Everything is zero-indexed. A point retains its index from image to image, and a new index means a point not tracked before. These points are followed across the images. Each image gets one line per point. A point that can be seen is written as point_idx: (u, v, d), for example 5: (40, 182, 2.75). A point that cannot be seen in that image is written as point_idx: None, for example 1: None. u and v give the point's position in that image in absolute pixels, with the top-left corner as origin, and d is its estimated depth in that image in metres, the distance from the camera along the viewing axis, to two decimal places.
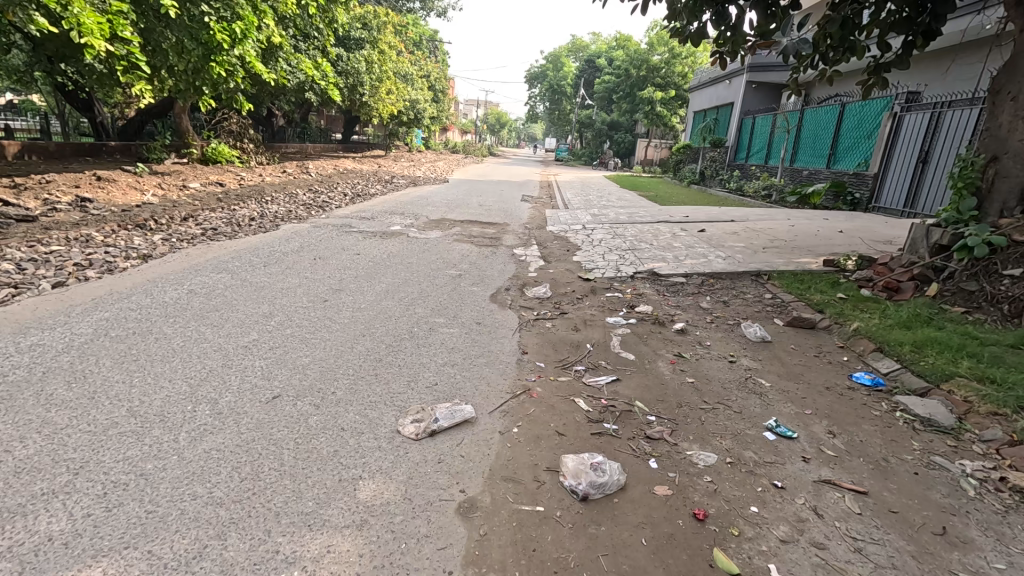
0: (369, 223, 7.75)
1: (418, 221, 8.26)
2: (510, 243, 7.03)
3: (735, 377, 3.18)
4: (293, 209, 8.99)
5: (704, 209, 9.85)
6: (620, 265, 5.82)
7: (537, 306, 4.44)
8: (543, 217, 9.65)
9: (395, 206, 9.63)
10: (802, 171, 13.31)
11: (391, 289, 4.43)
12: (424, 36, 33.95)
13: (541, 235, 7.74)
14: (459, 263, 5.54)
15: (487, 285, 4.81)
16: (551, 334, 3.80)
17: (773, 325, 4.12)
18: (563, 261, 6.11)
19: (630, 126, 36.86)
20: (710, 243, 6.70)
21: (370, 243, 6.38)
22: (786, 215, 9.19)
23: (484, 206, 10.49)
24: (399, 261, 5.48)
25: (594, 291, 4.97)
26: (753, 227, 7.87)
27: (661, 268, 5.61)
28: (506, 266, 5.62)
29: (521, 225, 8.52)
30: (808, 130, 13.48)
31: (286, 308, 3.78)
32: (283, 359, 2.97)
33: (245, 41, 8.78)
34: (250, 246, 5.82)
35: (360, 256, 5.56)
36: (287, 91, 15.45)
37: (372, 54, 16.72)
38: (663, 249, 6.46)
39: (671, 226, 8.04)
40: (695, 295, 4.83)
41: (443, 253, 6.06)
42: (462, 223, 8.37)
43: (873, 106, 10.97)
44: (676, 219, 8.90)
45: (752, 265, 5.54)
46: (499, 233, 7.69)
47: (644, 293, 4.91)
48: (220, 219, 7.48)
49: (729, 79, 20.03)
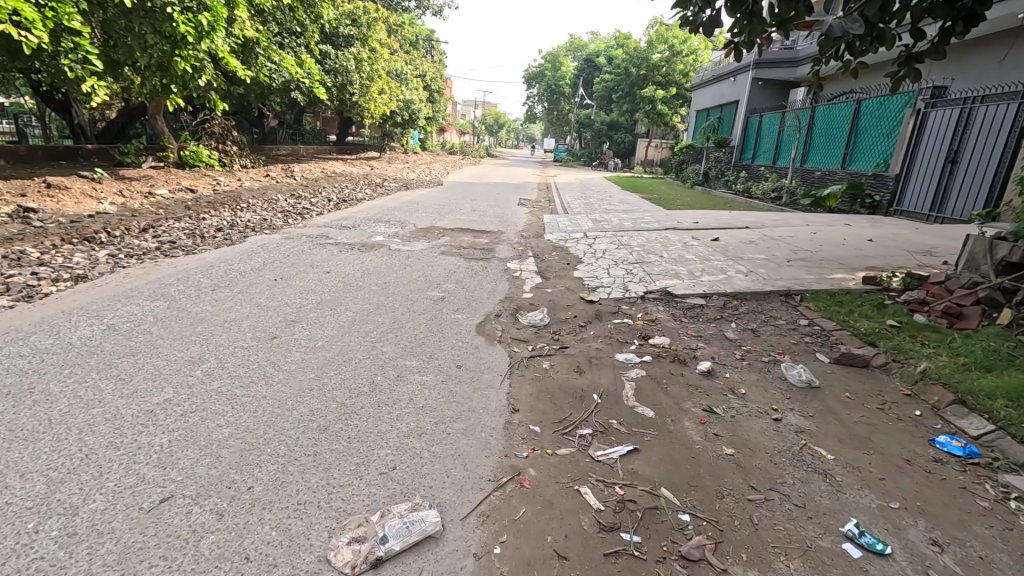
0: (349, 233, 7.04)
1: (403, 231, 7.56)
2: (503, 256, 6.32)
3: (786, 444, 2.47)
4: (269, 217, 8.28)
5: (714, 214, 9.16)
6: (627, 282, 5.11)
7: (531, 339, 3.74)
8: (540, 223, 8.97)
9: (380, 212, 8.93)
10: (815, 172, 12.65)
11: (359, 319, 3.72)
12: (420, 35, 33.24)
13: (537, 245, 7.05)
14: (443, 282, 4.83)
15: (474, 311, 4.11)
16: (549, 379, 3.08)
17: (816, 362, 3.42)
18: (562, 277, 5.41)
19: (630, 126, 36.25)
20: (726, 254, 6.00)
21: (346, 257, 5.67)
22: (803, 220, 8.51)
23: (478, 212, 9.81)
24: (375, 280, 4.77)
25: (599, 317, 4.27)
26: (771, 235, 7.18)
27: (674, 285, 4.91)
28: (498, 286, 4.91)
29: (516, 234, 7.82)
30: (820, 129, 12.83)
31: (221, 349, 3.06)
32: (192, 432, 2.25)
33: (214, 35, 8.07)
34: (206, 262, 5.10)
35: (331, 274, 4.85)
36: (272, 91, 14.75)
37: (362, 53, 16.04)
38: (674, 263, 5.76)
39: (680, 235, 7.35)
40: (717, 321, 4.13)
41: (426, 268, 5.36)
42: (452, 232, 7.66)
43: (893, 103, 10.33)
44: (685, 225, 8.21)
45: (779, 283, 4.83)
46: (492, 243, 6.99)
47: (657, 319, 4.21)
48: (183, 230, 6.76)
49: (733, 76, 19.35)
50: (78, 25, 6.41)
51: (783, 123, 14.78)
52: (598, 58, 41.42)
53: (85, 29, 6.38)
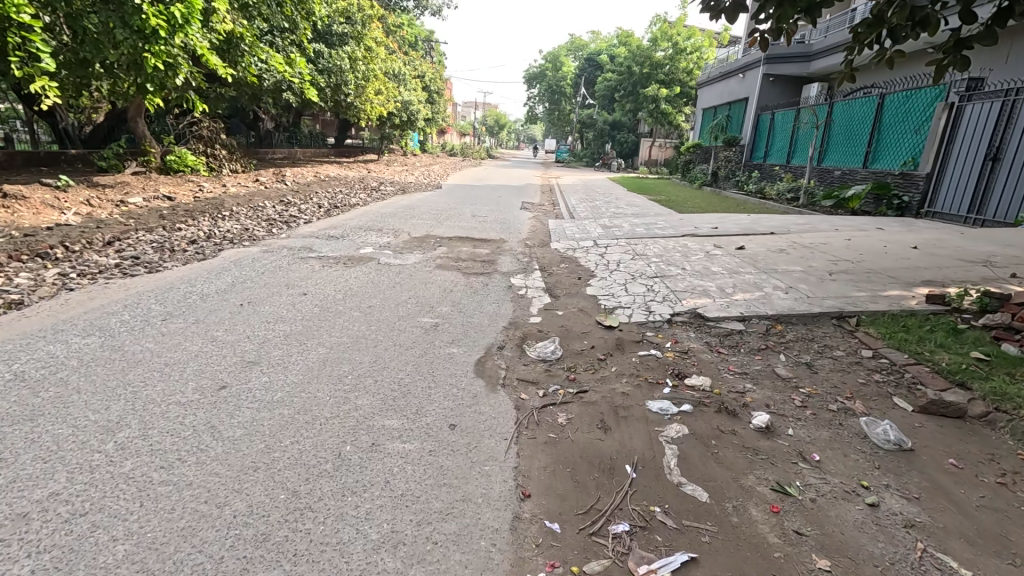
0: (337, 245, 6.39)
1: (397, 241, 6.91)
2: (507, 269, 5.67)
3: (899, 551, 1.80)
4: (252, 226, 7.67)
5: (732, 219, 8.52)
6: (649, 301, 4.45)
7: (542, 381, 3.07)
8: (545, 230, 8.32)
9: (373, 219, 8.30)
10: (834, 171, 11.96)
11: (332, 359, 3.06)
12: (419, 36, 32.72)
13: (543, 256, 6.39)
14: (437, 305, 4.17)
15: (473, 344, 3.45)
16: (566, 443, 2.42)
17: (898, 410, 2.75)
18: (573, 295, 4.75)
19: (632, 126, 35.72)
20: (758, 266, 5.33)
21: (329, 274, 5.03)
22: (831, 224, 7.85)
23: (479, 217, 9.17)
24: (359, 303, 4.12)
25: (620, 347, 3.60)
26: (801, 242, 6.52)
27: (704, 305, 4.26)
28: (501, 308, 4.25)
29: (520, 243, 7.16)
30: (839, 125, 12.15)
31: (149, 408, 2.41)
32: (71, 555, 1.59)
33: (190, 29, 7.43)
34: (166, 282, 4.44)
35: (308, 297, 4.19)
36: (263, 92, 14.15)
37: (356, 51, 15.42)
38: (699, 276, 5.11)
39: (700, 243, 6.69)
40: (763, 354, 3.46)
41: (419, 286, 4.70)
42: (449, 241, 7.01)
43: (923, 96, 9.66)
44: (703, 232, 7.56)
45: (828, 301, 4.16)
46: (493, 254, 6.34)
47: (690, 351, 3.56)
48: (153, 242, 6.12)
49: (742, 72, 18.67)
50: (30, 17, 5.73)
51: (797, 121, 14.09)
52: (599, 57, 40.91)
53: (38, 22, 5.70)
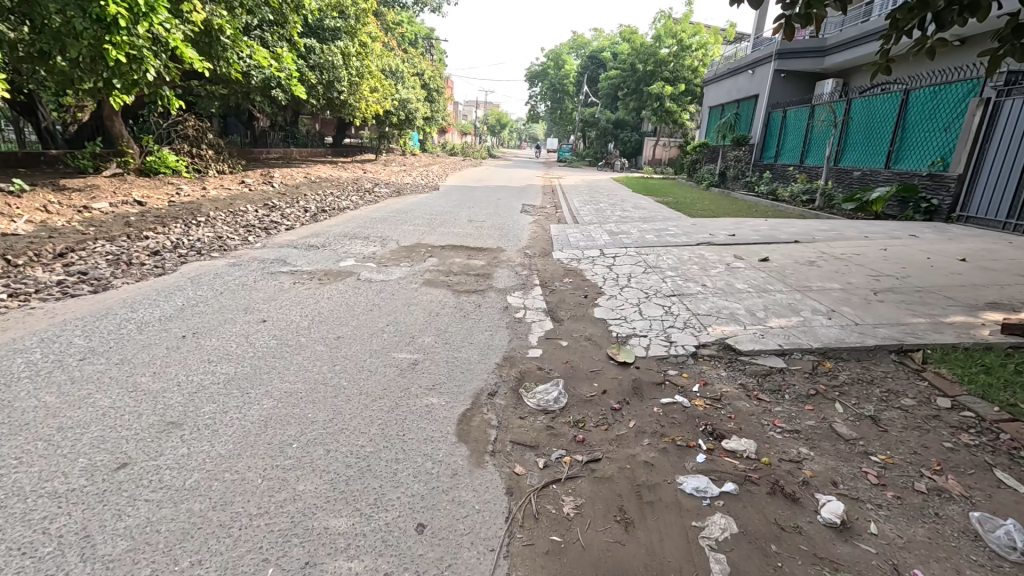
0: (315, 255, 5.74)
1: (384, 251, 6.26)
2: (504, 284, 5.04)
3: None
4: (228, 233, 7.05)
5: (749, 225, 7.89)
6: (669, 328, 3.80)
7: (543, 446, 2.44)
8: (546, 237, 7.69)
9: (360, 225, 7.68)
10: (852, 172, 11.30)
11: (278, 417, 2.44)
12: (418, 34, 32.08)
13: (545, 268, 5.76)
14: (419, 335, 3.54)
15: (456, 391, 2.81)
16: (575, 551, 1.79)
17: (1006, 493, 2.11)
18: (579, 319, 4.12)
19: (636, 125, 35.11)
20: (790, 283, 4.69)
21: (300, 293, 4.39)
22: (857, 231, 7.22)
23: (475, 223, 8.55)
24: (325, 332, 3.48)
25: (638, 393, 2.96)
26: (831, 252, 5.89)
27: (735, 334, 3.61)
28: (495, 337, 3.61)
29: (519, 253, 6.51)
30: (858, 124, 11.50)
31: (7, 507, 1.77)
32: None
33: (158, 18, 6.78)
34: (104, 306, 3.80)
35: (268, 325, 3.56)
36: (252, 90, 13.56)
37: (349, 47, 14.76)
38: (722, 295, 4.47)
39: (718, 253, 6.05)
40: (814, 404, 2.82)
41: (400, 308, 4.06)
42: (441, 251, 6.38)
43: (954, 91, 9.01)
44: (719, 240, 6.91)
45: (882, 331, 3.52)
46: (489, 266, 5.70)
47: (724, 398, 2.91)
48: (110, 254, 5.49)
49: (751, 68, 17.95)
50: None
51: (813, 119, 13.44)
52: (602, 54, 40.18)
53: None
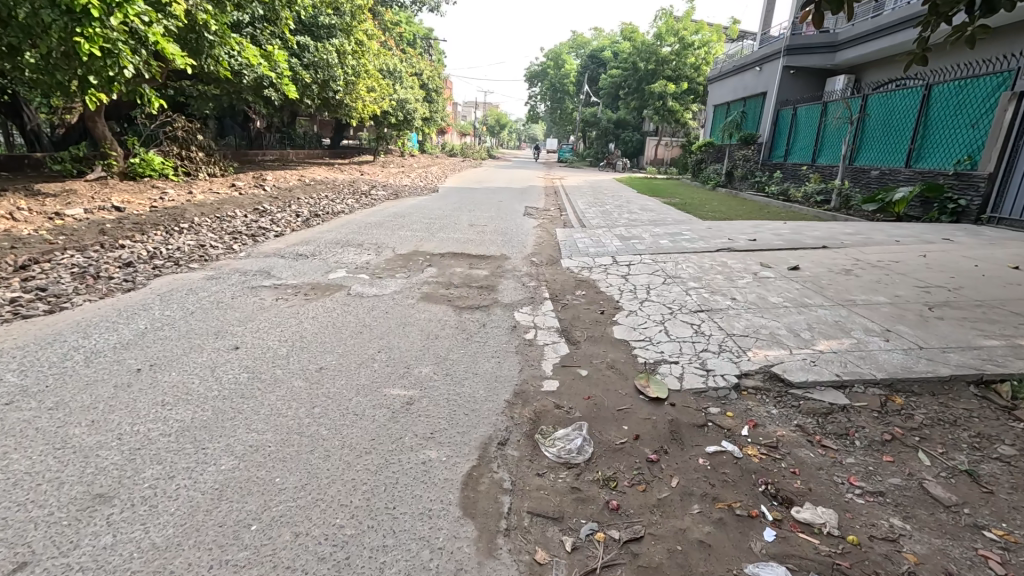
0: (302, 266, 5.25)
1: (378, 260, 5.76)
2: (510, 298, 4.55)
3: None
4: (212, 241, 6.56)
5: (768, 228, 7.41)
6: (703, 353, 3.31)
7: (568, 518, 1.95)
8: (553, 242, 7.20)
9: (354, 231, 7.18)
10: (870, 171, 10.84)
11: (237, 485, 1.94)
12: (416, 33, 31.60)
13: (554, 279, 5.28)
14: (415, 364, 3.04)
15: (459, 440, 2.32)
16: None
17: None
18: (598, 340, 3.63)
19: (637, 124, 34.67)
20: (830, 296, 4.20)
21: (282, 312, 3.89)
22: (886, 234, 6.75)
23: (476, 227, 8.05)
24: (306, 363, 2.99)
25: (676, 439, 2.47)
26: (865, 259, 5.41)
27: (781, 360, 3.12)
28: (503, 365, 3.12)
29: (524, 261, 6.02)
30: (875, 121, 11.05)
31: None
32: None
33: (134, 10, 6.27)
34: (52, 331, 3.30)
35: (241, 353, 3.07)
36: (243, 89, 13.08)
37: (344, 45, 14.27)
38: (755, 310, 3.99)
39: (742, 260, 5.56)
40: (893, 454, 2.33)
41: (394, 330, 3.56)
42: (441, 259, 5.89)
43: (984, 86, 8.57)
44: (739, 245, 6.43)
45: (953, 356, 3.02)
46: (493, 278, 5.21)
47: (781, 444, 2.42)
48: (77, 266, 4.99)
49: (759, 65, 17.45)
50: None
51: (826, 116, 12.97)
52: (603, 53, 39.71)
53: None
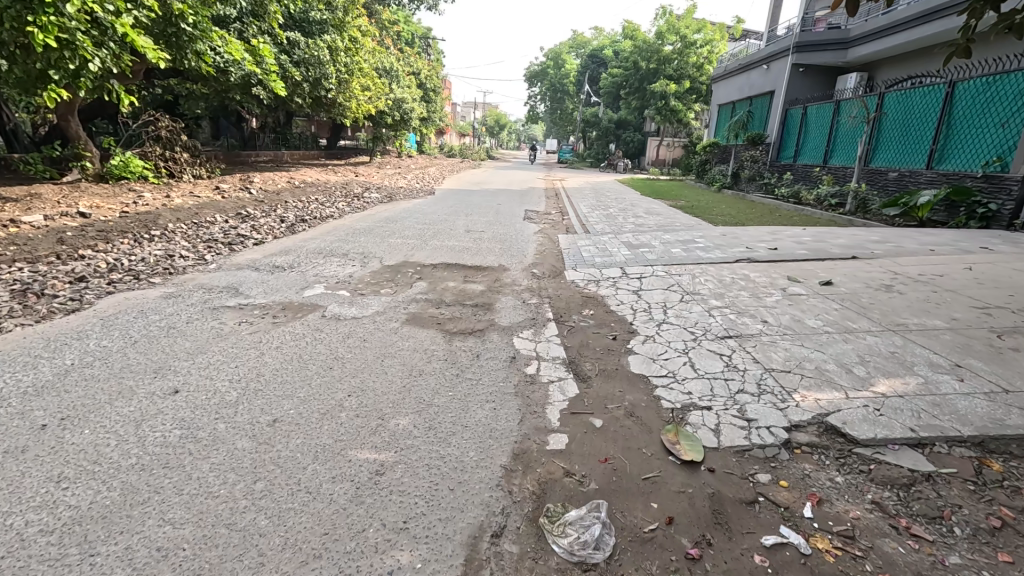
0: (276, 281, 4.69)
1: (363, 272, 5.21)
2: (509, 320, 3.99)
3: None
4: (182, 250, 5.99)
5: (787, 236, 6.88)
6: (741, 397, 2.74)
7: None
8: (555, 251, 6.65)
9: (339, 239, 6.61)
10: (887, 173, 10.32)
11: None
12: (414, 32, 31.06)
13: (558, 295, 4.73)
14: (392, 415, 2.48)
15: (440, 534, 1.77)
16: None
17: None
18: (613, 376, 3.08)
19: (638, 125, 34.13)
20: (877, 320, 3.65)
21: (242, 340, 3.32)
22: (918, 243, 6.20)
23: (473, 234, 7.52)
24: (256, 415, 2.42)
25: (721, 524, 1.91)
26: (903, 272, 4.88)
27: (837, 407, 2.57)
28: (499, 413, 2.56)
29: (524, 272, 5.48)
30: (892, 120, 10.54)
31: None
32: None
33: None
34: None
35: (176, 402, 2.50)
36: (230, 87, 12.52)
37: (336, 41, 13.71)
38: (792, 336, 3.45)
39: (766, 273, 5.03)
40: (1010, 550, 1.77)
41: (371, 366, 3.00)
42: (432, 273, 5.33)
43: (1016, 82, 8.10)
44: (760, 255, 5.89)
45: None
46: (489, 294, 4.65)
47: (859, 534, 1.86)
48: (19, 282, 4.40)
49: (767, 63, 16.89)
50: None
51: (839, 115, 12.45)
52: (603, 53, 39.25)
53: None
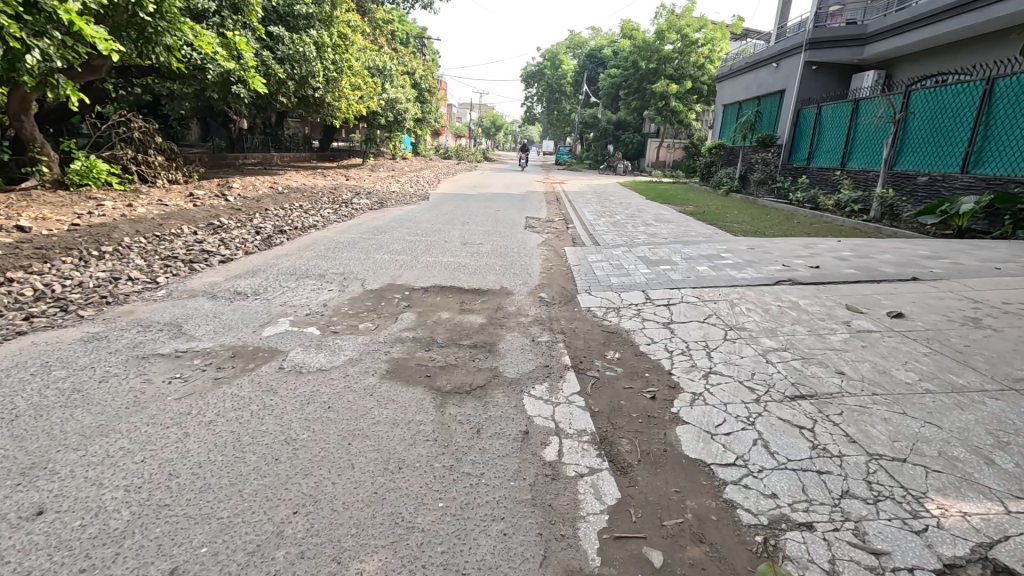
0: (234, 315, 3.87)
1: (342, 300, 4.41)
2: (518, 368, 3.20)
3: None
4: (132, 271, 5.14)
5: (823, 250, 6.12)
6: (855, 509, 1.93)
7: None
8: (565, 268, 5.87)
9: (317, 257, 5.79)
10: (916, 177, 9.59)
11: None
12: (408, 32, 30.25)
13: (574, 329, 3.94)
14: (352, 555, 1.67)
15: None
16: None
17: None
18: (662, 464, 2.27)
19: (638, 126, 33.40)
20: (987, 372, 2.88)
21: (166, 409, 2.50)
22: (979, 259, 5.45)
23: (470, 248, 6.71)
24: (145, 561, 1.61)
25: None
26: (982, 300, 4.12)
27: (1005, 536, 1.76)
28: (511, 546, 1.76)
29: (531, 298, 4.69)
30: (921, 120, 9.80)
31: None
32: None
33: None
34: None
35: (30, 537, 1.67)
36: (209, 85, 11.67)
37: (324, 37, 12.87)
38: (886, 398, 2.66)
39: (818, 300, 4.27)
40: None
41: (332, 455, 2.19)
42: (422, 300, 4.54)
43: None
44: (801, 275, 5.13)
45: None
46: (491, 329, 3.85)
47: None
48: None
49: (776, 61, 16.14)
50: None
51: (858, 115, 11.72)
52: (601, 52, 38.50)
53: None
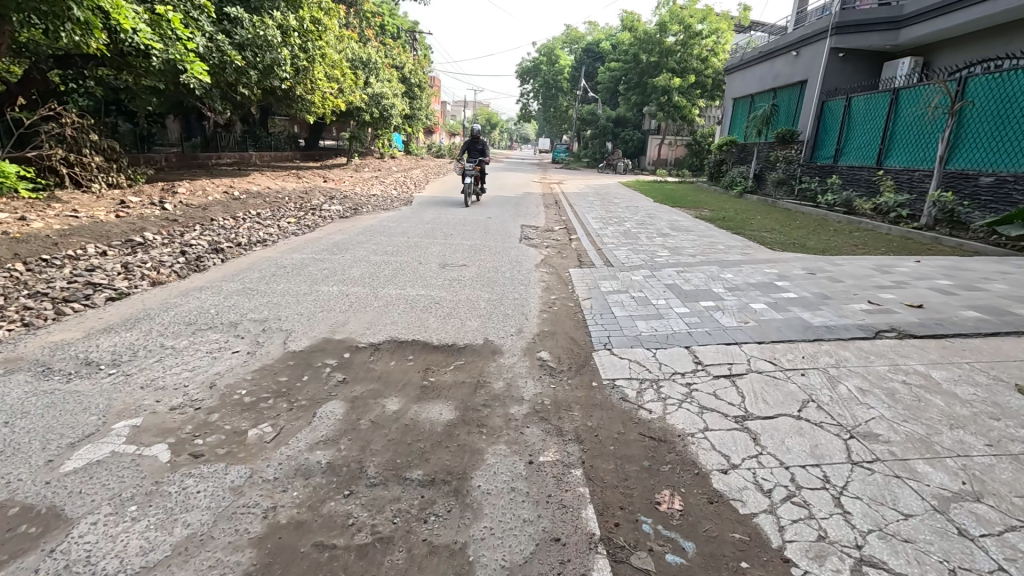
0: (41, 420, 2.35)
1: (243, 374, 2.92)
2: (504, 552, 1.72)
3: None
4: None
5: (909, 277, 4.69)
6: None
7: None
8: (573, 303, 4.41)
9: (239, 294, 4.27)
10: (980, 177, 8.18)
11: None
12: (396, 25, 28.65)
13: (600, 431, 2.47)
14: None
15: None
16: None
17: None
18: None
19: (638, 122, 31.90)
20: None
21: None
22: None
23: (449, 273, 5.23)
24: None
25: None
26: None
27: None
28: None
29: (529, 361, 3.23)
30: (981, 111, 8.38)
31: None
32: None
33: None
34: None
35: None
36: (154, 73, 10.10)
37: (290, 20, 11.35)
38: None
39: (960, 373, 2.84)
40: None
41: None
42: (365, 370, 3.05)
43: None
44: (902, 318, 3.70)
45: None
46: (461, 437, 2.38)
47: None
48: None
49: (794, 49, 14.67)
50: None
51: (899, 107, 10.25)
52: (599, 47, 36.99)
53: None
